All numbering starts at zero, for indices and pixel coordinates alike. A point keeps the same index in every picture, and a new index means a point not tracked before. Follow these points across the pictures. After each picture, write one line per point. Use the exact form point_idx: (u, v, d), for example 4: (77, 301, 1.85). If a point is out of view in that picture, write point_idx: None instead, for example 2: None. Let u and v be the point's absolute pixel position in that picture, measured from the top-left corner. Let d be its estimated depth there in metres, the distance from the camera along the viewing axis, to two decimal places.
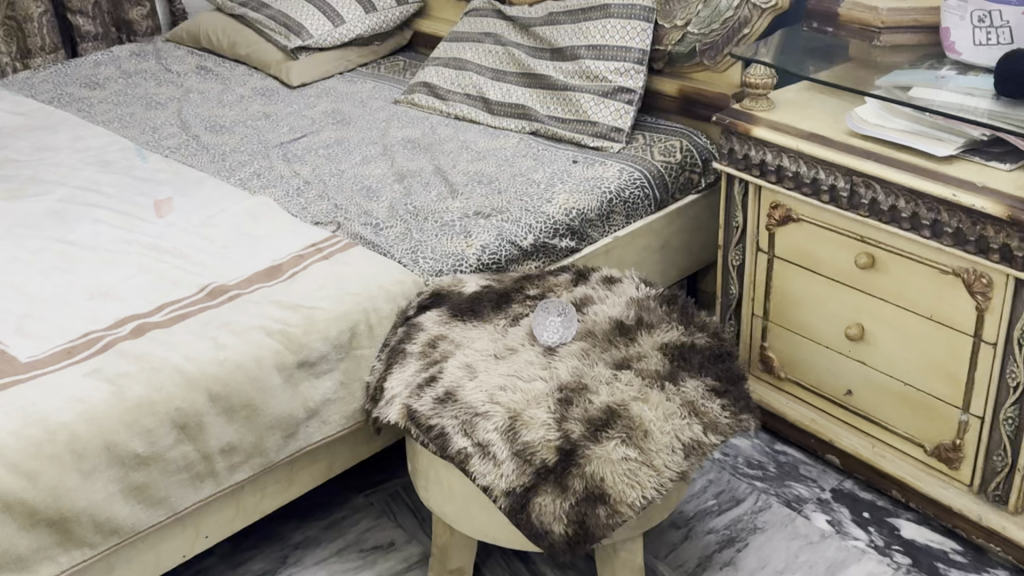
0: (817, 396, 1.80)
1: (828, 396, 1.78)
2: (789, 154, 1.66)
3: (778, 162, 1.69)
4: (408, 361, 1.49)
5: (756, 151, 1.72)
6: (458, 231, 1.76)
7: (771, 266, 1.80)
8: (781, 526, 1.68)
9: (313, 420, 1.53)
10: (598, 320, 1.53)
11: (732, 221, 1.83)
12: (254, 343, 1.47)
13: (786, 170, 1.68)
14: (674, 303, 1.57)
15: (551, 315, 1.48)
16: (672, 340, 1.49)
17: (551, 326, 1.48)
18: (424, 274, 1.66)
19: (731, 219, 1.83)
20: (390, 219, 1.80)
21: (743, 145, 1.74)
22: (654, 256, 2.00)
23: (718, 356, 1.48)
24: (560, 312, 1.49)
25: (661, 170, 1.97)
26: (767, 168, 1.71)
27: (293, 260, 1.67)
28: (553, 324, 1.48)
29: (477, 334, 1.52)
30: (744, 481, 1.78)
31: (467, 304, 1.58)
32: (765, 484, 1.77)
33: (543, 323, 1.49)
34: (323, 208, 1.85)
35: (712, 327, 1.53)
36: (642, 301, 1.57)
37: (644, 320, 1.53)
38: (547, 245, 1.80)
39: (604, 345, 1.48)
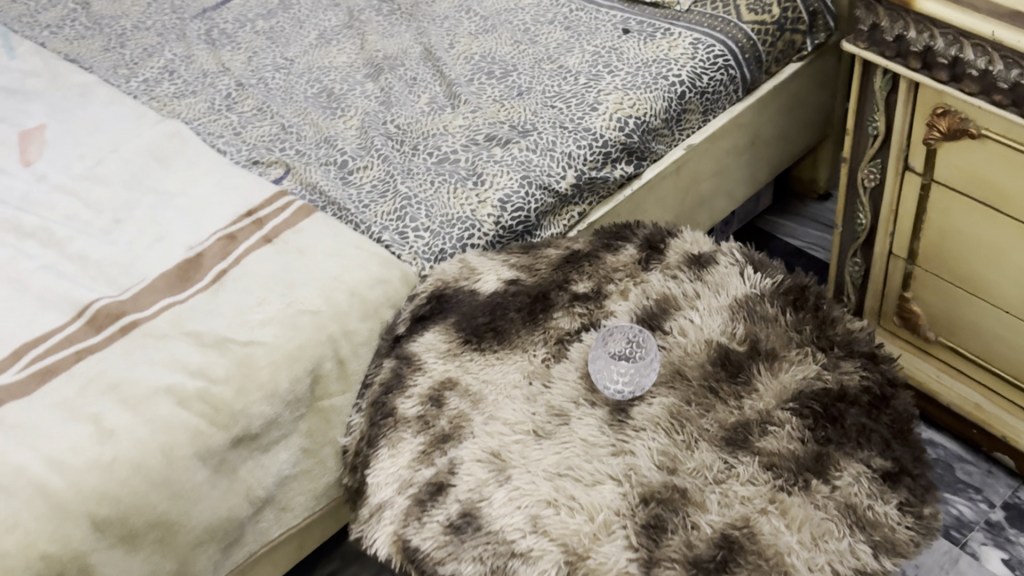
0: (986, 370, 1.28)
1: (1004, 374, 1.26)
2: (974, 41, 1.06)
3: (954, 53, 1.09)
4: (398, 433, 0.96)
5: (916, 33, 1.11)
6: (464, 172, 1.19)
7: (926, 194, 1.23)
8: (940, 574, 1.20)
9: (266, 513, 1.02)
10: (688, 351, 0.99)
11: (867, 124, 1.24)
12: (161, 424, 0.95)
13: (967, 65, 1.08)
14: (801, 305, 1.02)
15: (609, 351, 0.97)
16: (807, 385, 0.96)
17: (628, 372, 0.95)
18: (417, 257, 1.10)
19: (865, 120, 1.24)
20: (362, 152, 1.23)
21: (895, 22, 1.13)
22: (738, 159, 1.43)
23: (879, 405, 0.95)
24: (631, 339, 0.98)
25: (752, 38, 1.35)
26: (934, 59, 1.11)
27: (220, 248, 1.11)
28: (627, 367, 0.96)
29: (503, 381, 0.99)
30: None
31: (485, 317, 1.04)
32: None
33: (610, 368, 0.96)
34: (266, 135, 1.28)
35: (863, 346, 1.00)
36: (753, 305, 1.02)
37: (758, 346, 0.99)
38: (594, 180, 1.23)
39: (704, 399, 0.95)
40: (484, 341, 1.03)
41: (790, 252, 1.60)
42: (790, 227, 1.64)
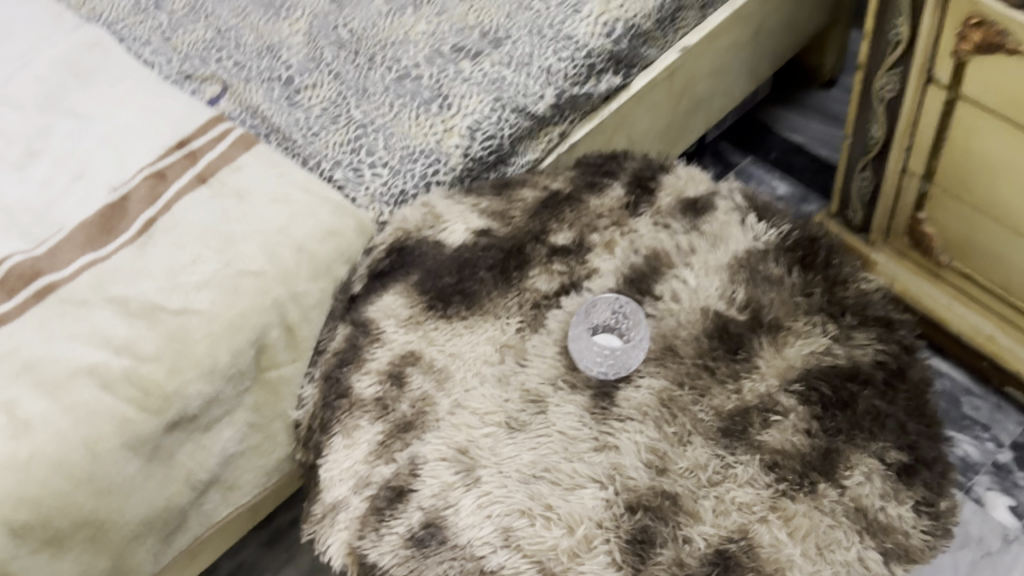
0: (1005, 300, 1.17)
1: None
2: None
3: None
4: (353, 418, 0.85)
5: None
6: (428, 93, 1.04)
7: (951, 109, 1.09)
8: None
9: (210, 495, 0.92)
10: (682, 322, 0.88)
11: (889, 27, 1.08)
12: (84, 412, 0.83)
13: None
14: (810, 263, 0.90)
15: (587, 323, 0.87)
16: (814, 363, 0.85)
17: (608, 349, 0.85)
18: (374, 200, 0.97)
19: (887, 22, 1.08)
20: (310, 65, 1.07)
21: None
22: (738, 56, 1.27)
23: (895, 384, 0.85)
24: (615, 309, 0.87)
25: None
26: None
27: (147, 189, 0.96)
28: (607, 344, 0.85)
29: (472, 356, 0.88)
30: None
31: (453, 276, 0.92)
32: None
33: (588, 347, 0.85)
34: (200, 40, 1.12)
35: (878, 312, 0.89)
36: (756, 264, 0.90)
37: (761, 316, 0.87)
38: (576, 97, 1.08)
39: (699, 382, 0.84)
40: (449, 307, 0.91)
41: (790, 150, 1.46)
42: (791, 121, 1.50)
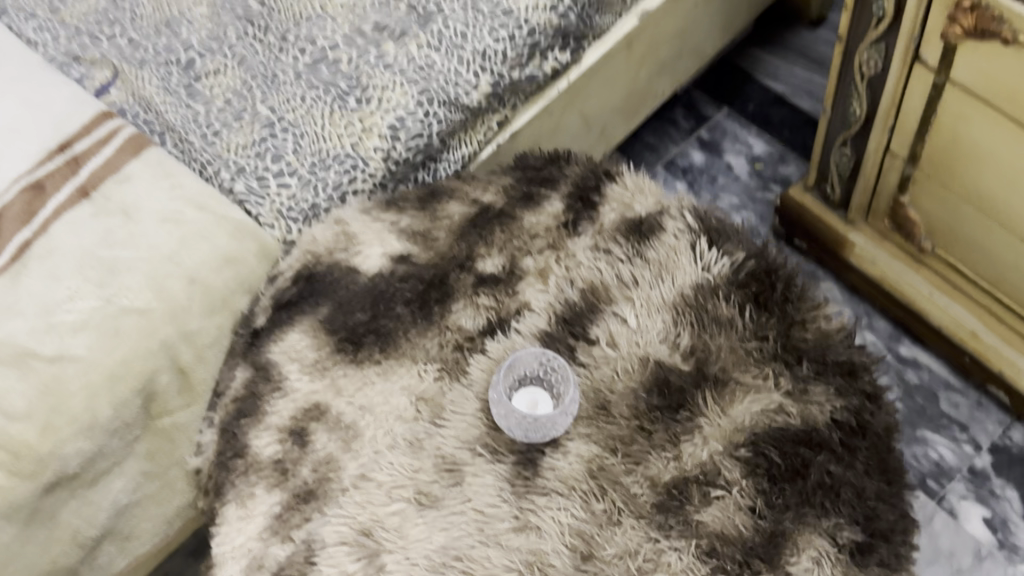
0: (993, 294, 1.07)
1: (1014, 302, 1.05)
2: None
3: None
4: (249, 484, 0.77)
5: None
6: (344, 83, 0.91)
7: (938, 94, 0.96)
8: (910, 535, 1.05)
9: (104, 549, 0.85)
10: (618, 372, 0.78)
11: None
12: None
13: None
14: (765, 300, 0.80)
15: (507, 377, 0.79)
16: (763, 424, 0.76)
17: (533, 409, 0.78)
18: (279, 217, 0.86)
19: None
20: (213, 46, 0.95)
21: None
22: (708, 11, 1.14)
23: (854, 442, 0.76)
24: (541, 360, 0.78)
25: None
26: None
27: (23, 204, 0.83)
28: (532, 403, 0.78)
29: (385, 411, 0.78)
30: None
31: (366, 311, 0.82)
32: None
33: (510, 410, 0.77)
34: (93, 11, 1.00)
35: (839, 356, 0.79)
36: (705, 303, 0.80)
37: (706, 367, 0.78)
38: (516, 81, 0.95)
39: (635, 449, 0.75)
40: (360, 351, 0.81)
41: (769, 103, 1.34)
42: (773, 66, 1.37)
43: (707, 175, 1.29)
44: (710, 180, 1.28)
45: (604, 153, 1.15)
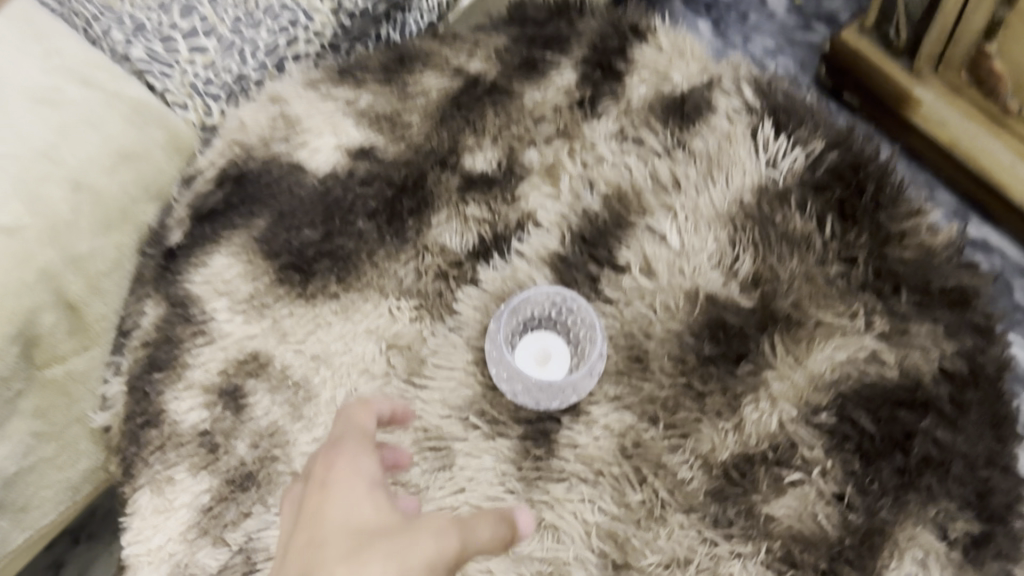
0: None
1: None
2: None
3: None
4: (165, 465, 0.58)
5: None
6: None
7: None
8: None
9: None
10: (657, 311, 0.58)
11: None
12: None
13: None
14: (852, 209, 0.60)
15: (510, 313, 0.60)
16: (851, 377, 0.57)
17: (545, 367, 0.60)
18: (193, 92, 0.65)
19: None
20: None
21: None
22: None
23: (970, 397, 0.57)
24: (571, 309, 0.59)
25: None
26: None
27: None
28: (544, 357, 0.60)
29: (346, 363, 0.59)
30: None
31: (317, 224, 0.62)
32: None
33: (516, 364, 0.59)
34: None
35: (947, 280, 0.60)
36: (770, 213, 0.59)
37: (774, 302, 0.58)
38: None
39: (680, 418, 0.56)
40: (310, 283, 0.60)
41: None
42: None
43: (733, 12, 1.06)
44: (740, 18, 1.06)
45: None
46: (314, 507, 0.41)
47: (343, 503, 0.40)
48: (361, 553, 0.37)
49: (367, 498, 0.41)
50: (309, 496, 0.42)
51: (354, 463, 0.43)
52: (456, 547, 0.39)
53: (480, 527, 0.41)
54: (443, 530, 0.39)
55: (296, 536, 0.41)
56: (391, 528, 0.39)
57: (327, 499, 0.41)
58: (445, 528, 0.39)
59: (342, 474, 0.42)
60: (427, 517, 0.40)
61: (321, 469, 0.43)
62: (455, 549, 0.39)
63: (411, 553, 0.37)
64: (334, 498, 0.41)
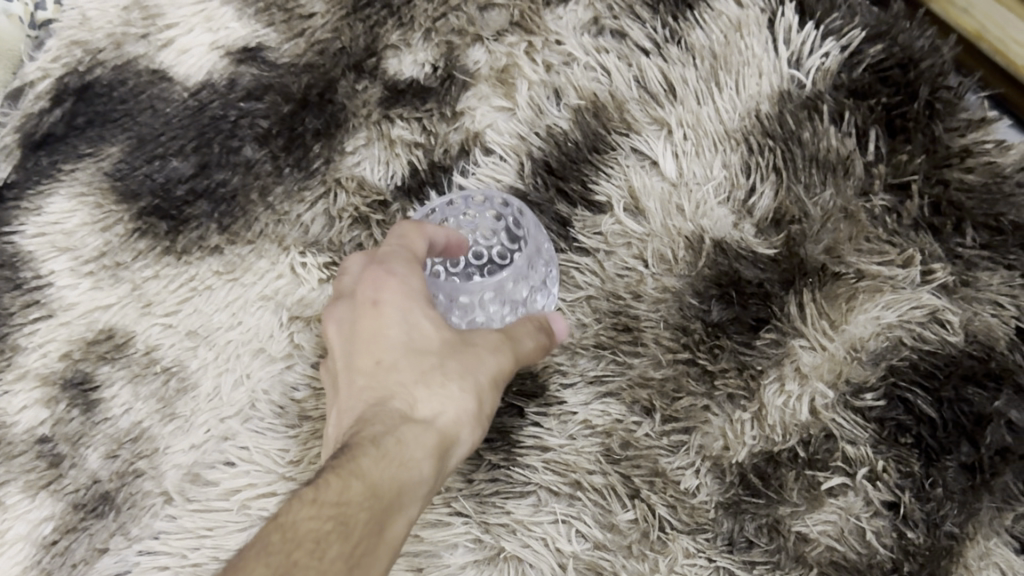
0: None
1: None
2: None
3: None
4: None
5: None
6: None
7: None
8: None
9: None
10: (649, 263, 0.45)
11: None
12: None
13: None
14: (904, 117, 0.44)
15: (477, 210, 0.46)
16: (898, 346, 0.41)
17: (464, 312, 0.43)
18: None
19: None
20: None
21: None
22: None
23: None
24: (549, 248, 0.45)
25: None
26: None
27: None
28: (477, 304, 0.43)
29: (232, 342, 0.44)
30: None
31: (190, 152, 0.47)
32: None
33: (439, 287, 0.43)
34: None
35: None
36: (790, 126, 0.45)
37: (802, 247, 0.44)
38: None
39: (678, 403, 0.43)
40: (182, 234, 0.46)
41: None
42: None
43: None
44: None
45: None
46: (369, 326, 0.36)
47: (404, 320, 0.36)
48: (442, 376, 0.35)
49: (431, 316, 0.36)
50: (359, 313, 0.36)
51: (402, 276, 0.36)
52: (508, 366, 0.37)
53: (527, 341, 0.39)
54: (500, 348, 0.37)
55: (353, 355, 0.36)
56: (451, 345, 0.36)
57: (382, 308, 0.36)
58: (501, 338, 0.38)
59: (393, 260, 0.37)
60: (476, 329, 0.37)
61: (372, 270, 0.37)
62: (506, 366, 0.37)
63: (475, 367, 0.36)
64: (389, 312, 0.36)
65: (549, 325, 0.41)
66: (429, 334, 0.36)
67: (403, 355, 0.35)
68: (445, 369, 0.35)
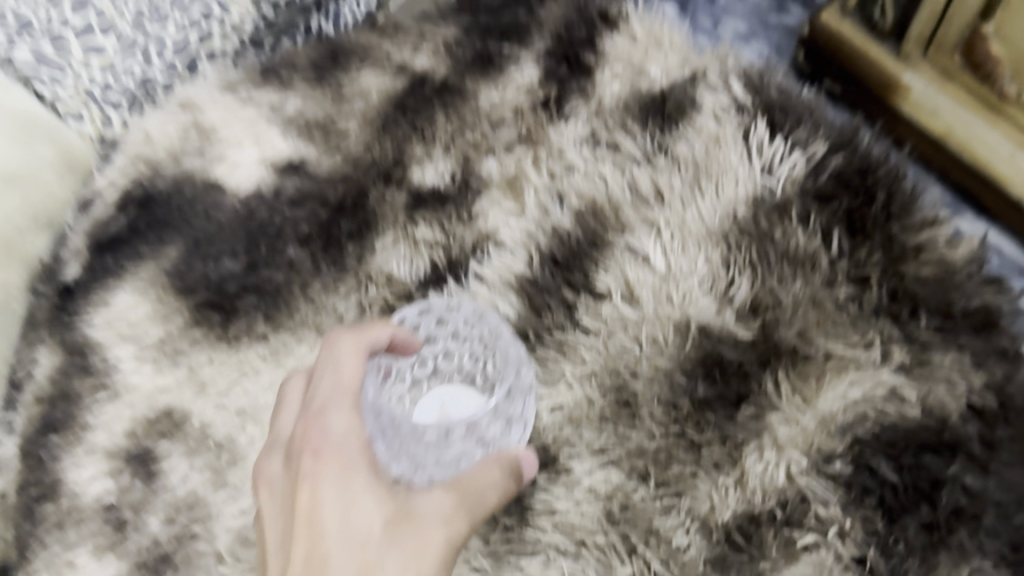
0: None
1: None
2: None
3: None
4: (65, 547, 0.48)
5: None
6: None
7: None
8: None
9: None
10: (643, 345, 0.50)
11: None
12: None
13: None
14: (861, 220, 0.52)
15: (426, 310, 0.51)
16: (865, 421, 0.48)
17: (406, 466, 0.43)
18: (87, 99, 0.60)
19: None
20: None
21: None
22: None
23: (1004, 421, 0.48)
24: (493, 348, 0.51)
25: None
26: None
27: None
28: (435, 443, 0.44)
29: None
30: None
31: (240, 253, 0.54)
32: None
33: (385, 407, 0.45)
34: None
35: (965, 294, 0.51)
36: (766, 226, 0.52)
37: (777, 332, 0.50)
38: None
39: (672, 470, 0.48)
40: (233, 323, 0.52)
41: None
42: None
43: None
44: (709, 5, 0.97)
45: None
46: (307, 504, 0.40)
47: (341, 497, 0.39)
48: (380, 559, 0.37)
49: (367, 486, 0.40)
50: (297, 491, 0.40)
51: (334, 437, 0.41)
52: (462, 529, 0.40)
53: (484, 487, 0.41)
54: (450, 503, 0.40)
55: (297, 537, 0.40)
56: (393, 520, 0.39)
57: (317, 486, 0.40)
58: (449, 492, 0.40)
59: (327, 440, 0.41)
60: (427, 496, 0.40)
61: (310, 434, 0.42)
62: (460, 531, 0.40)
63: (420, 546, 0.38)
64: (328, 494, 0.40)
65: (518, 466, 0.44)
66: (366, 503, 0.39)
67: (339, 539, 0.38)
68: (385, 543, 0.38)
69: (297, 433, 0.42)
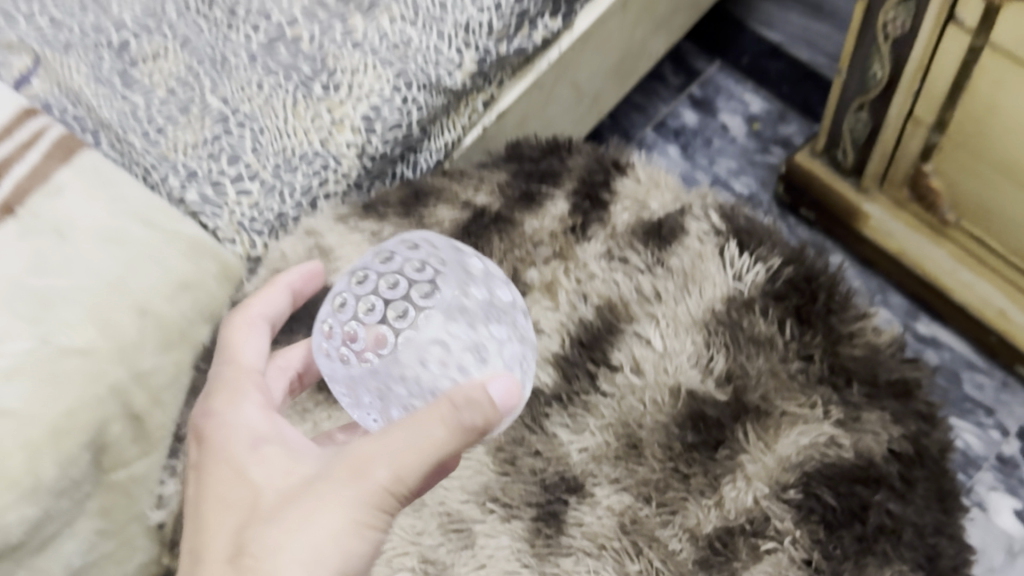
0: (1009, 263, 0.98)
1: None
2: None
3: None
4: None
5: None
6: (309, 68, 0.79)
7: (973, 57, 0.85)
8: (989, 525, 0.97)
9: None
10: (646, 404, 0.68)
11: None
12: None
13: None
14: (807, 313, 0.70)
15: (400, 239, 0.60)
16: (814, 461, 0.66)
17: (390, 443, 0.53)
18: (240, 229, 0.75)
19: None
20: (148, 25, 0.82)
21: None
22: None
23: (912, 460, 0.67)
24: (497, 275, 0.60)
25: None
26: None
27: None
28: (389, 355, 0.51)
29: None
30: (970, 392, 1.04)
31: None
32: (996, 410, 1.03)
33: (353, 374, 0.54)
34: None
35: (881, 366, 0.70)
36: (738, 317, 0.70)
37: (745, 395, 0.68)
38: (505, 57, 0.84)
39: (668, 493, 0.65)
40: None
41: (765, 54, 1.22)
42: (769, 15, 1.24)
43: (701, 137, 1.18)
44: (705, 143, 1.17)
45: (584, 134, 1.05)
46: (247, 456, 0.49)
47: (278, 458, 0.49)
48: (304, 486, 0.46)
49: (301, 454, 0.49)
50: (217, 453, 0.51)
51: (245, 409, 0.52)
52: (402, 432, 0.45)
53: (394, 458, 0.45)
54: (344, 490, 0.45)
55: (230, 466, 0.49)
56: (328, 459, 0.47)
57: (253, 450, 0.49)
58: (348, 462, 0.46)
59: (238, 423, 0.51)
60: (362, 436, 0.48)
61: (208, 413, 0.53)
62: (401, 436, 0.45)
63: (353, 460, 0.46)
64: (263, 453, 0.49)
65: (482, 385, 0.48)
66: (250, 484, 0.48)
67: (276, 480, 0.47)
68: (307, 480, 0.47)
69: (209, 406, 0.53)
